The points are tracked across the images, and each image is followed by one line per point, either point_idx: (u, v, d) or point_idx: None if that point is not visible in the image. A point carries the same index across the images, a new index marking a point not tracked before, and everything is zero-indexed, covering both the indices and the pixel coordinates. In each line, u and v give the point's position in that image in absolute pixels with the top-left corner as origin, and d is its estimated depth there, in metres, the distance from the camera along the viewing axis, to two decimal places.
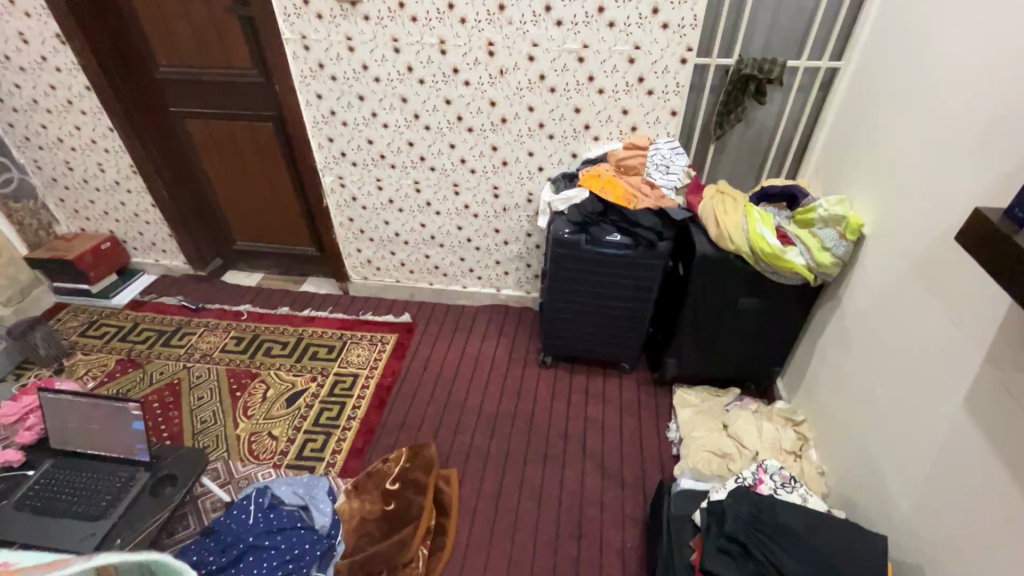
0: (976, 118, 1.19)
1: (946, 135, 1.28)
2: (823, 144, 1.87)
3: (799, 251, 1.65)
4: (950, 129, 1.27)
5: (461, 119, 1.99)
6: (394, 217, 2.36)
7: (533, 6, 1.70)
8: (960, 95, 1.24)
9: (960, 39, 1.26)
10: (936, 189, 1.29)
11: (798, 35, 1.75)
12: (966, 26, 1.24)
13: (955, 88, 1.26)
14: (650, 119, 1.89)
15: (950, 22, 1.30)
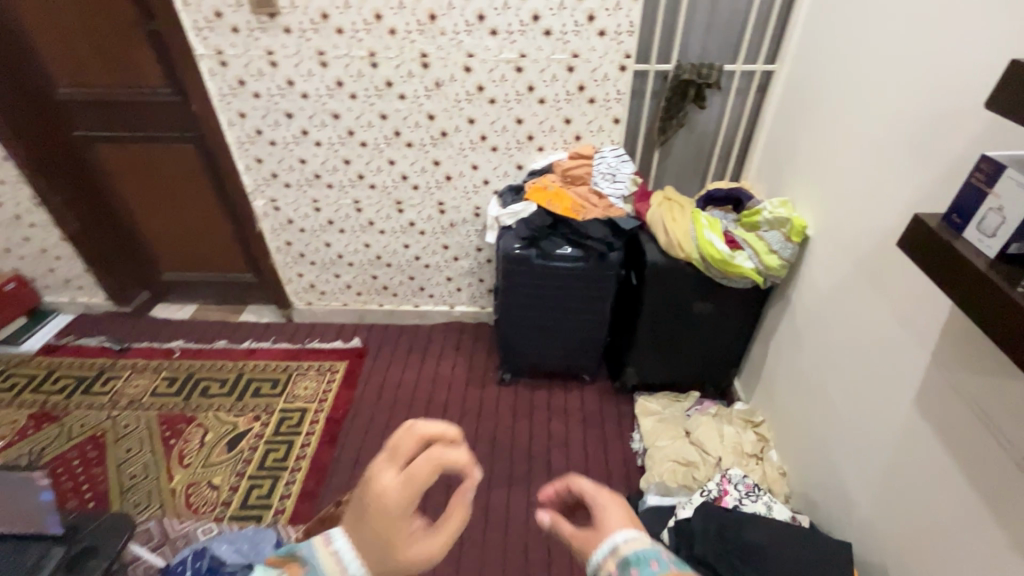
0: (910, 119, 1.20)
1: (882, 136, 1.29)
2: (763, 146, 1.89)
3: (748, 255, 1.65)
4: (885, 130, 1.28)
5: (399, 133, 1.89)
6: (336, 239, 2.23)
7: (465, 15, 1.63)
8: (894, 96, 1.26)
9: (891, 42, 1.27)
10: (875, 190, 1.31)
11: (733, 39, 1.75)
12: (896, 28, 1.26)
13: (889, 89, 1.28)
14: (593, 128, 1.86)
15: (880, 24, 1.31)
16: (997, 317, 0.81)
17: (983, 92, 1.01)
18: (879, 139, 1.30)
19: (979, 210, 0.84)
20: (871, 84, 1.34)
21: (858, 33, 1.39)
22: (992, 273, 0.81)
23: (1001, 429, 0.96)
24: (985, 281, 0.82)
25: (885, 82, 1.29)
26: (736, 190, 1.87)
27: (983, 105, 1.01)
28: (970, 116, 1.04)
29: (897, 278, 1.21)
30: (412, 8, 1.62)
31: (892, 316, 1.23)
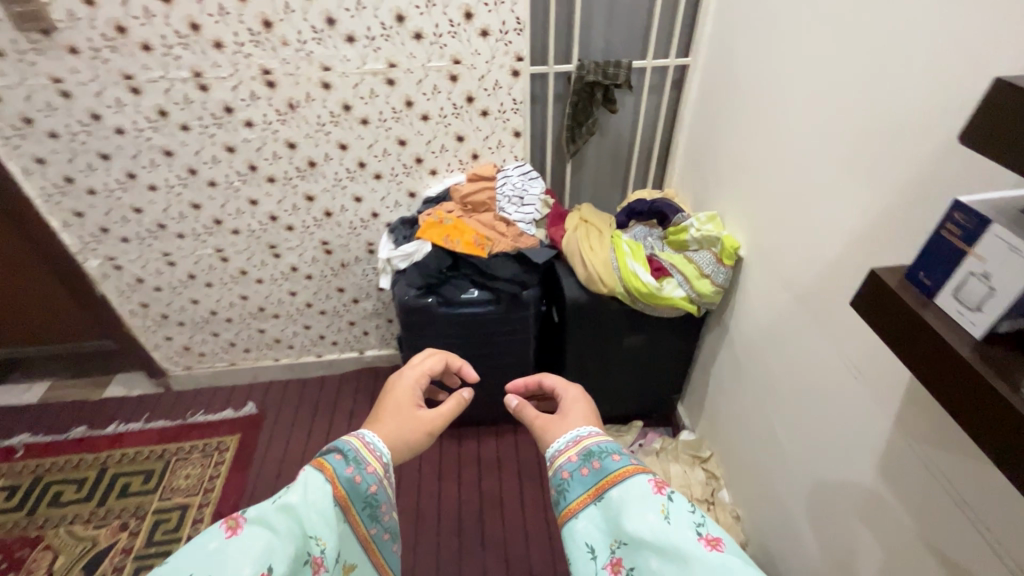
0: (851, 128, 0.99)
1: (817, 148, 1.08)
2: (685, 148, 1.68)
3: (677, 282, 1.43)
4: (820, 140, 1.07)
5: (255, 168, 1.53)
6: (203, 294, 1.85)
7: (309, 19, 1.29)
8: (829, 99, 1.04)
9: (819, 33, 1.06)
10: (814, 211, 1.10)
11: (640, 30, 1.50)
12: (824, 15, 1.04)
13: (822, 91, 1.06)
14: (492, 144, 1.57)
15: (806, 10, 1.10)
16: (987, 423, 0.61)
17: (937, 102, 0.80)
18: (814, 150, 1.09)
19: (954, 272, 0.64)
20: (801, 83, 1.13)
21: (783, 20, 1.17)
22: (976, 363, 0.61)
23: (985, 521, 0.79)
24: (968, 373, 0.62)
25: (815, 82, 1.08)
26: (659, 200, 1.66)
27: (939, 118, 0.81)
28: (922, 130, 0.84)
29: (848, 320, 1.02)
30: (239, 14, 1.26)
31: (845, 363, 1.04)
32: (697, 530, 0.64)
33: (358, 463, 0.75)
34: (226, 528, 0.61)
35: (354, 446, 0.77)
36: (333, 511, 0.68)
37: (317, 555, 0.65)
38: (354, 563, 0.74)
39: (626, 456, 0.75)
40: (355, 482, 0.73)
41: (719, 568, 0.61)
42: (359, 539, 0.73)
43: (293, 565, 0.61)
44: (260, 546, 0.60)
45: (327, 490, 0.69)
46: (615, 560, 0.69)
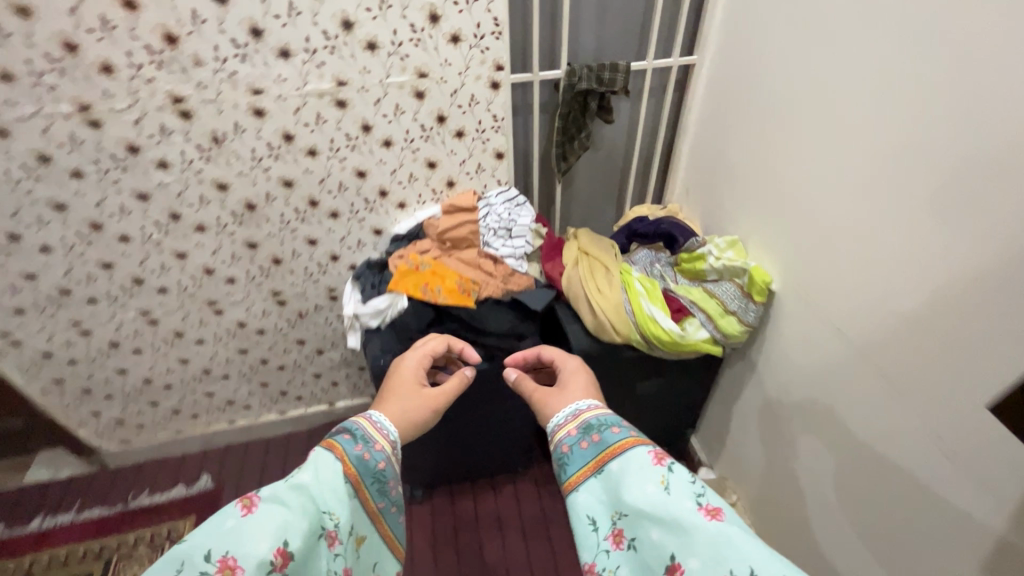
0: (935, 153, 0.79)
1: (882, 174, 0.89)
2: (690, 158, 1.48)
3: (699, 322, 1.24)
4: (887, 164, 0.88)
5: (179, 216, 1.23)
6: (132, 362, 1.54)
7: (228, 31, 0.99)
8: (897, 115, 0.85)
9: (879, 32, 0.86)
10: (879, 249, 0.91)
11: (636, 25, 1.27)
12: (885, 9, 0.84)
13: (886, 104, 0.86)
14: (470, 168, 1.32)
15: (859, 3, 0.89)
16: None
17: None
18: (877, 176, 0.90)
19: None
20: (853, 93, 0.92)
21: (823, 14, 0.96)
22: None
23: None
24: None
25: (875, 93, 0.88)
26: (665, 221, 1.45)
27: None
28: None
29: (942, 385, 0.85)
30: (129, 28, 0.96)
31: (936, 434, 0.87)
32: (696, 502, 0.70)
33: (367, 441, 0.85)
34: (240, 507, 0.68)
35: (363, 427, 0.87)
36: (344, 487, 0.77)
37: (331, 529, 0.74)
38: (366, 537, 0.83)
39: (625, 429, 0.82)
40: (364, 459, 0.82)
41: (710, 536, 0.67)
42: (369, 514, 0.83)
43: (307, 541, 0.69)
44: (274, 524, 0.67)
45: (338, 469, 0.78)
46: (616, 531, 0.76)
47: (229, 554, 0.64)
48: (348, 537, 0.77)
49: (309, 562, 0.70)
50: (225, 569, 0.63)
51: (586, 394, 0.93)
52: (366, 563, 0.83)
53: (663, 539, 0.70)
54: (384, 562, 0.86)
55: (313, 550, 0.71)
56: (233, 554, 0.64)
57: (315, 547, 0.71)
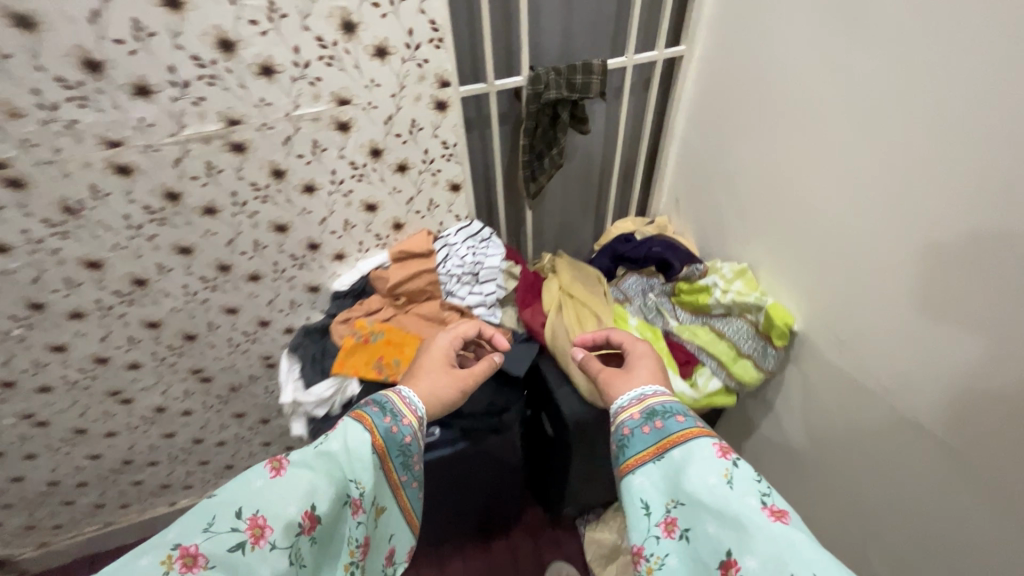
0: None
1: (967, 216, 0.69)
2: (677, 164, 1.27)
3: (710, 370, 1.07)
4: (972, 203, 0.68)
5: (42, 305, 0.94)
6: (28, 467, 1.25)
7: (50, 68, 0.69)
8: (993, 144, 0.64)
9: (963, 28, 0.64)
10: (962, 305, 0.73)
11: (611, 13, 1.02)
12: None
13: (975, 126, 0.66)
14: (420, 206, 1.06)
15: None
16: None
17: None
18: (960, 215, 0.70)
19: None
20: (920, 109, 0.71)
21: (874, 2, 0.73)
22: None
23: None
24: None
25: (957, 107, 0.67)
26: (655, 245, 1.25)
27: None
28: None
29: None
30: None
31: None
32: (760, 499, 0.61)
33: (395, 415, 0.83)
34: (270, 470, 0.69)
35: (393, 403, 0.85)
36: (370, 457, 0.76)
37: (354, 497, 0.73)
38: (385, 509, 0.82)
39: (684, 416, 0.73)
40: (390, 435, 0.81)
41: (778, 538, 0.58)
42: (388, 487, 0.81)
43: (333, 508, 0.70)
44: (301, 487, 0.68)
45: (367, 439, 0.77)
46: (665, 522, 0.66)
47: (260, 513, 0.65)
48: (368, 506, 0.76)
49: (332, 527, 0.71)
50: (255, 530, 0.64)
51: (653, 377, 0.85)
52: (380, 531, 0.82)
53: (720, 534, 0.61)
54: (396, 533, 0.86)
55: (336, 516, 0.72)
56: (264, 515, 0.65)
57: (339, 514, 0.72)
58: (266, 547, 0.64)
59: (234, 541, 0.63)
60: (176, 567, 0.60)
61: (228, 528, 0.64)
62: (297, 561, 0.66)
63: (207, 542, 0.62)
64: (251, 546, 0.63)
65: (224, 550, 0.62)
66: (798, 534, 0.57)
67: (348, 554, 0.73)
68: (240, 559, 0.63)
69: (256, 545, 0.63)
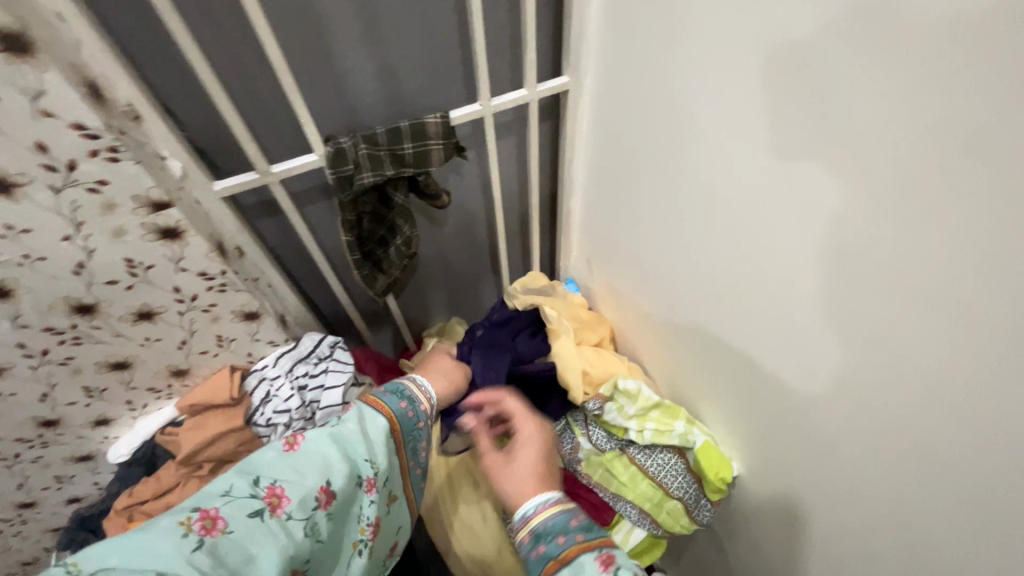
0: None
1: (985, 458, 0.41)
2: (582, 221, 0.96)
3: (636, 522, 0.81)
4: (986, 445, 0.40)
5: None
6: None
7: None
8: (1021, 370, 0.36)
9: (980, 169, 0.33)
10: (972, 564, 0.47)
11: (448, 44, 0.67)
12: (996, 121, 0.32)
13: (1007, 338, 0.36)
14: (205, 345, 0.73)
15: (929, 89, 0.34)
16: None
17: None
18: (967, 447, 0.42)
19: None
20: (901, 279, 0.41)
21: (818, 82, 0.40)
22: None
23: None
24: None
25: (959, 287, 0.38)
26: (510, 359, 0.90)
27: None
28: None
29: None
30: None
31: None
32: None
33: (412, 401, 0.63)
34: (282, 442, 0.53)
35: (412, 388, 0.64)
36: (387, 436, 0.57)
37: (370, 476, 0.55)
38: (392, 498, 0.60)
39: (573, 513, 0.52)
40: (405, 420, 0.61)
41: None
42: (403, 473, 0.62)
43: (349, 489, 0.53)
44: (320, 462, 0.52)
45: (382, 424, 0.58)
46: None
47: (279, 482, 0.50)
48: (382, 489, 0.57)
49: (345, 510, 0.53)
50: (273, 499, 0.49)
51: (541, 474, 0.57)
52: (386, 525, 0.59)
53: None
54: (400, 525, 0.62)
55: (350, 499, 0.54)
56: (285, 484, 0.50)
57: (350, 497, 0.53)
58: (283, 519, 0.48)
59: (253, 508, 0.48)
60: (194, 529, 0.45)
61: (246, 492, 0.48)
62: (312, 542, 0.50)
63: (227, 505, 0.48)
64: (269, 518, 0.48)
65: (242, 516, 0.47)
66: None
67: (357, 536, 0.55)
68: (255, 529, 0.47)
69: (273, 515, 0.48)
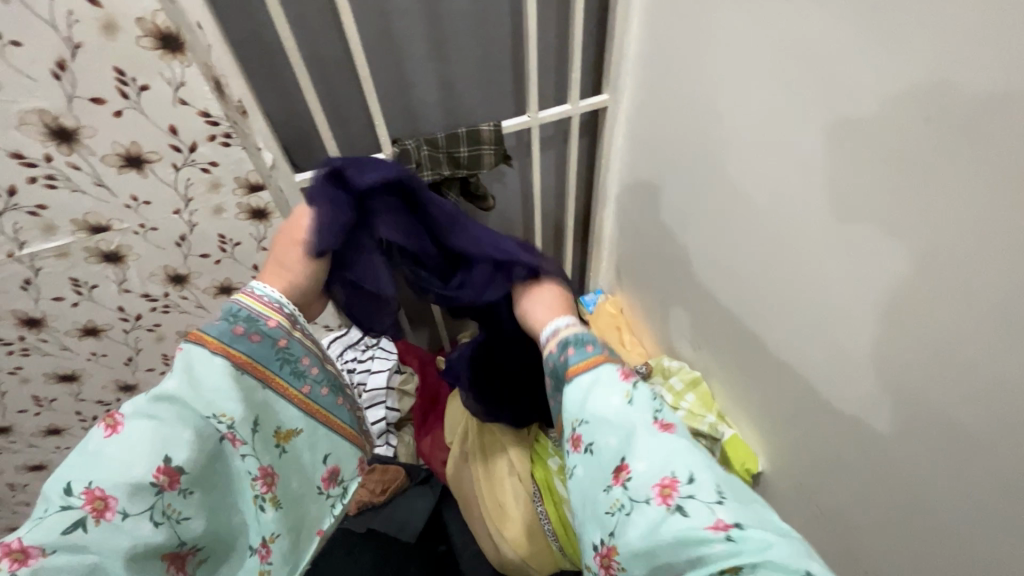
0: None
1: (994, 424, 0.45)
2: (615, 231, 1.02)
3: None
4: (995, 410, 0.44)
5: None
6: None
7: None
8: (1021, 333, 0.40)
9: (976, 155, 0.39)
10: (989, 534, 0.49)
11: (503, 62, 0.76)
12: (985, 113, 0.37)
13: (1003, 305, 0.41)
14: None
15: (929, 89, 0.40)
16: None
17: None
18: (978, 414, 0.46)
19: None
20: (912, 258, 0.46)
21: (837, 85, 0.47)
22: None
23: None
24: None
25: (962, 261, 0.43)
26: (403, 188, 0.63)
27: None
28: None
29: None
30: None
31: None
32: (654, 412, 0.46)
33: (255, 325, 0.48)
34: (102, 428, 0.40)
35: (248, 304, 0.49)
36: (236, 376, 0.45)
37: (229, 430, 0.43)
38: (290, 430, 0.49)
39: (598, 333, 0.53)
40: (258, 349, 0.48)
41: (672, 447, 0.44)
42: (298, 403, 0.50)
43: (200, 454, 0.42)
44: (145, 440, 0.40)
45: (221, 360, 0.45)
46: (571, 437, 0.48)
47: (98, 483, 0.38)
48: (261, 433, 0.46)
49: (206, 475, 0.42)
50: (95, 505, 0.37)
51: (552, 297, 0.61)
52: (300, 467, 0.49)
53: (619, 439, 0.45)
54: (334, 452, 0.52)
55: (213, 458, 0.43)
56: (105, 483, 0.37)
57: (211, 458, 0.43)
58: (117, 522, 0.37)
59: (69, 523, 0.36)
60: (4, 567, 0.34)
61: (56, 508, 0.37)
62: (170, 529, 0.39)
63: (34, 531, 0.36)
64: (94, 529, 0.37)
65: (57, 537, 0.36)
66: (694, 448, 0.44)
67: (250, 495, 0.45)
68: (82, 544, 0.36)
69: (100, 522, 0.37)
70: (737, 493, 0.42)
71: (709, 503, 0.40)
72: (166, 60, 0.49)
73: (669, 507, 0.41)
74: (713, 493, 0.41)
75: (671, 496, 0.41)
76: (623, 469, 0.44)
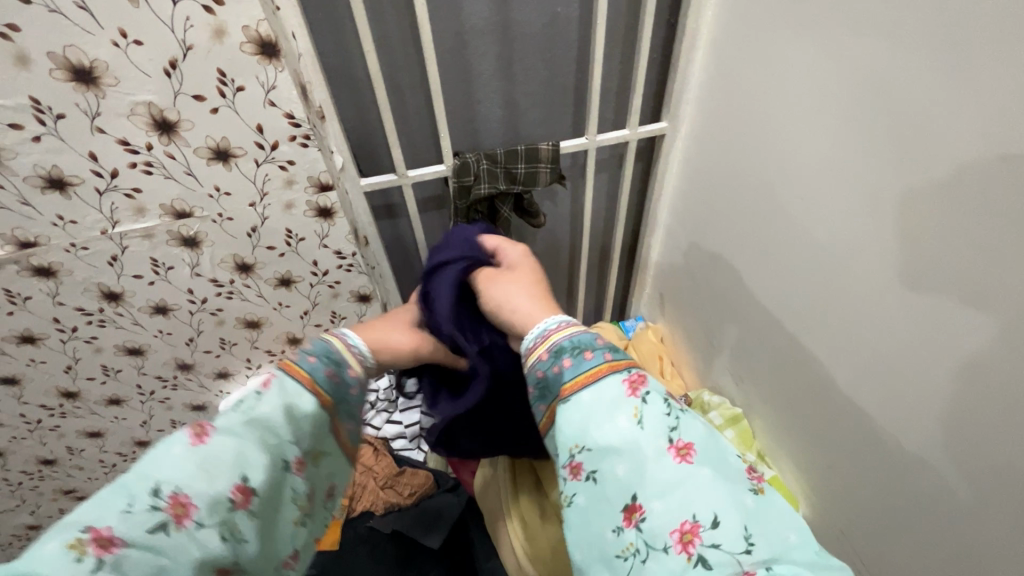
0: None
1: None
2: (661, 258, 1.02)
3: None
4: None
5: None
6: None
7: None
8: None
9: None
10: None
11: (565, 84, 0.78)
12: None
13: None
14: (322, 319, 0.85)
15: (1007, 129, 0.39)
16: None
17: None
18: None
19: None
20: (981, 302, 0.44)
21: (909, 122, 0.46)
22: None
23: None
24: None
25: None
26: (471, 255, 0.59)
27: None
28: None
29: None
30: None
31: None
32: (666, 435, 0.42)
33: (339, 366, 0.48)
34: (190, 434, 0.39)
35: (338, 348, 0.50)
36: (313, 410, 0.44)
37: (296, 459, 0.43)
38: (335, 463, 0.48)
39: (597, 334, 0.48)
40: (334, 383, 0.47)
41: (692, 485, 0.39)
42: (344, 440, 0.49)
43: (272, 479, 0.41)
44: (232, 457, 0.39)
45: (307, 397, 0.44)
46: (570, 463, 0.43)
47: (184, 488, 0.36)
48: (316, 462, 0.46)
49: (272, 500, 0.41)
50: (177, 510, 0.36)
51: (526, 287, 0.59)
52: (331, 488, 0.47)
53: (627, 479, 0.40)
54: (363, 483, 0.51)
55: (278, 485, 0.42)
56: (191, 490, 0.36)
57: (277, 486, 0.41)
58: (193, 531, 0.36)
59: (151, 524, 0.35)
60: (89, 553, 0.32)
61: (143, 505, 0.35)
62: (232, 547, 0.38)
63: (124, 522, 0.34)
64: (172, 533, 0.35)
65: (141, 534, 0.34)
66: (718, 479, 0.40)
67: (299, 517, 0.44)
68: (158, 546, 0.35)
69: (180, 528, 0.36)
70: (762, 527, 0.39)
71: (733, 552, 0.37)
72: (262, 65, 0.54)
73: (689, 557, 0.37)
74: (738, 540, 0.37)
75: (691, 543, 0.38)
76: (635, 509, 0.40)
